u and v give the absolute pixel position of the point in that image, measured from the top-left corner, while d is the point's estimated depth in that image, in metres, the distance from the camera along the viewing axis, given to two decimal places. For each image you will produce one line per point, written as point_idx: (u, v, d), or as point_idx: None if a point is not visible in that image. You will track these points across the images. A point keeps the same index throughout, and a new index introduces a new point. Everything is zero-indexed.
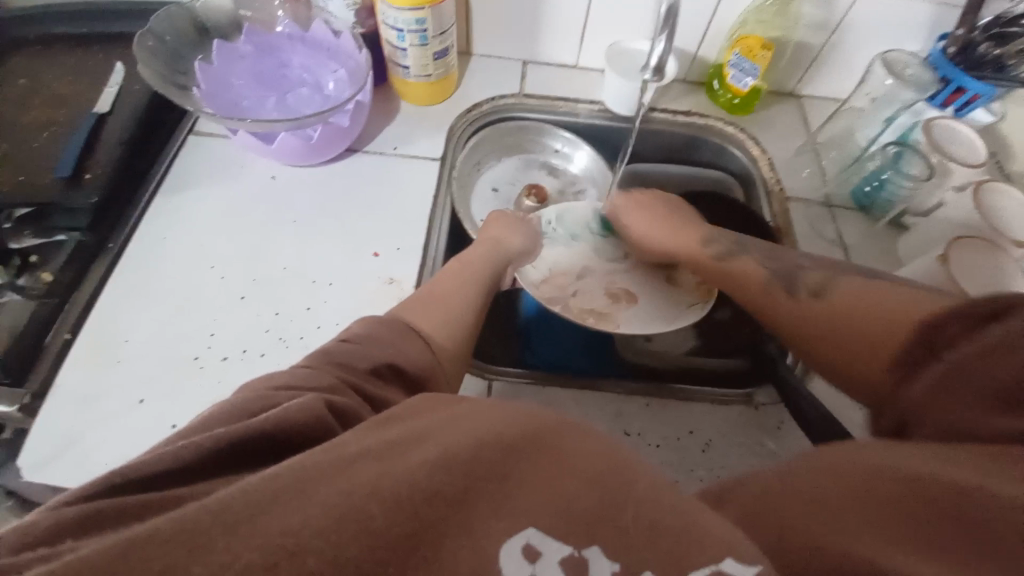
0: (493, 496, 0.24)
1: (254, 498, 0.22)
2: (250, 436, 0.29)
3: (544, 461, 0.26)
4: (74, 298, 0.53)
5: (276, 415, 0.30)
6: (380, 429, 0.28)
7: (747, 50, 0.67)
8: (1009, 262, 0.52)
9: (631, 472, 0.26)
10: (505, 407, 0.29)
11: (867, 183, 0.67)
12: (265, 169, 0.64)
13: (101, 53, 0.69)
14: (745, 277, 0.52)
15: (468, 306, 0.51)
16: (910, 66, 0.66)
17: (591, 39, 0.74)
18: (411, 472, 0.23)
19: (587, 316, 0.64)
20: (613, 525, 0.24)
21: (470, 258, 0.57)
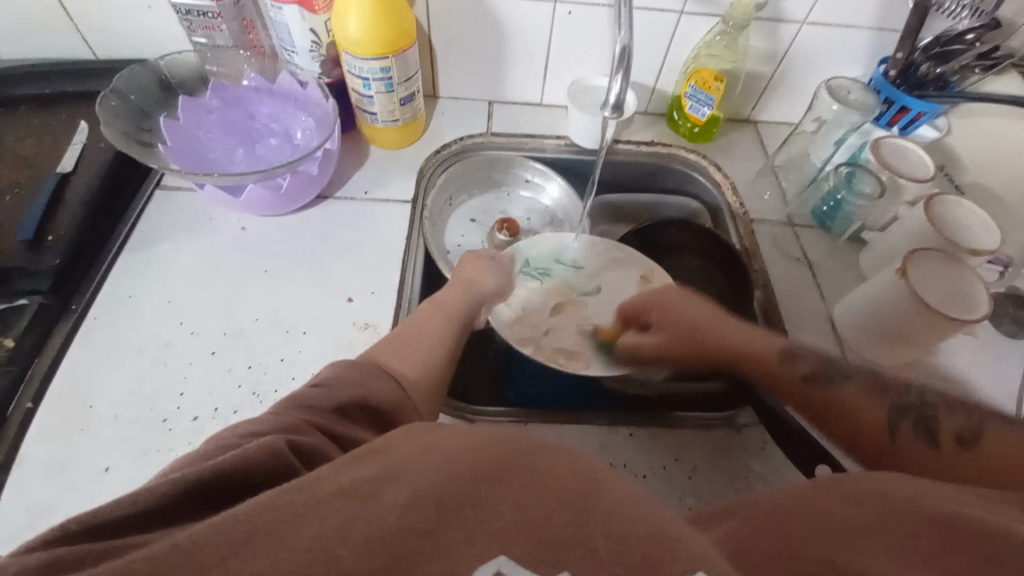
0: (464, 522, 0.23)
1: (227, 535, 0.22)
2: (210, 481, 0.28)
3: (514, 484, 0.25)
4: (36, 365, 0.51)
5: (234, 455, 0.29)
6: (357, 464, 0.27)
7: (702, 82, 0.70)
8: (963, 273, 0.54)
9: (607, 491, 0.25)
10: (479, 436, 0.28)
11: (824, 203, 0.69)
12: (235, 220, 0.64)
13: (65, 113, 0.69)
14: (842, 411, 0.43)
15: (443, 344, 0.51)
16: (853, 91, 0.69)
17: (554, 78, 0.76)
18: (383, 514, 0.23)
19: (558, 357, 0.63)
20: (584, 547, 0.23)
21: (443, 298, 0.57)
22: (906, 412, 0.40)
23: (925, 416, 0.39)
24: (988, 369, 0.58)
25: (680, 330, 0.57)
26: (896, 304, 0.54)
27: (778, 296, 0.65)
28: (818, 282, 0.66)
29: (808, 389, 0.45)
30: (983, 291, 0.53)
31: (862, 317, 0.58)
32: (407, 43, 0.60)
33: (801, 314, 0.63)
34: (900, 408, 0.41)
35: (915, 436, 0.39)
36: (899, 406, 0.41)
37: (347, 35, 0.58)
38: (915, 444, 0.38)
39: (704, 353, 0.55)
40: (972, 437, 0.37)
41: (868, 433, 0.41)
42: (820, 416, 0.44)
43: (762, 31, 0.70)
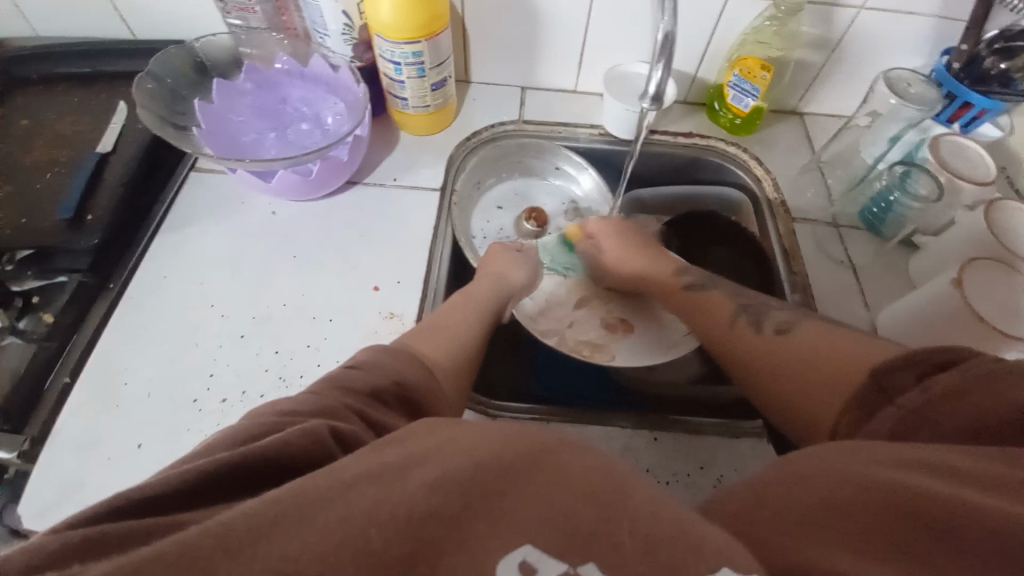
0: (490, 512, 0.22)
1: (254, 519, 0.21)
2: (253, 459, 0.28)
3: (541, 475, 0.24)
4: (75, 341, 0.53)
5: (276, 441, 0.29)
6: (377, 451, 0.27)
7: (747, 71, 0.67)
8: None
9: (633, 488, 0.24)
10: (506, 425, 0.27)
11: (873, 204, 0.65)
12: (266, 204, 0.64)
13: (105, 93, 0.70)
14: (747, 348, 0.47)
15: (469, 335, 0.50)
16: (913, 83, 0.64)
17: (589, 64, 0.73)
18: (410, 496, 0.22)
19: (583, 348, 0.64)
20: (608, 544, 0.22)
21: (473, 291, 0.56)
22: (753, 311, 0.49)
23: (764, 313, 0.48)
24: None
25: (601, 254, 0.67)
26: (944, 309, 0.51)
27: (816, 299, 0.62)
28: (862, 287, 0.63)
29: (688, 295, 0.56)
30: None
31: (908, 323, 0.55)
32: (440, 27, 0.59)
33: (841, 321, 0.60)
34: (747, 306, 0.50)
35: (750, 326, 0.48)
36: (785, 329, 0.46)
37: (379, 18, 0.56)
38: (747, 331, 0.48)
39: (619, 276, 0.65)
40: (788, 328, 0.45)
41: (763, 354, 0.45)
42: (688, 312, 0.55)
43: (815, 17, 0.66)
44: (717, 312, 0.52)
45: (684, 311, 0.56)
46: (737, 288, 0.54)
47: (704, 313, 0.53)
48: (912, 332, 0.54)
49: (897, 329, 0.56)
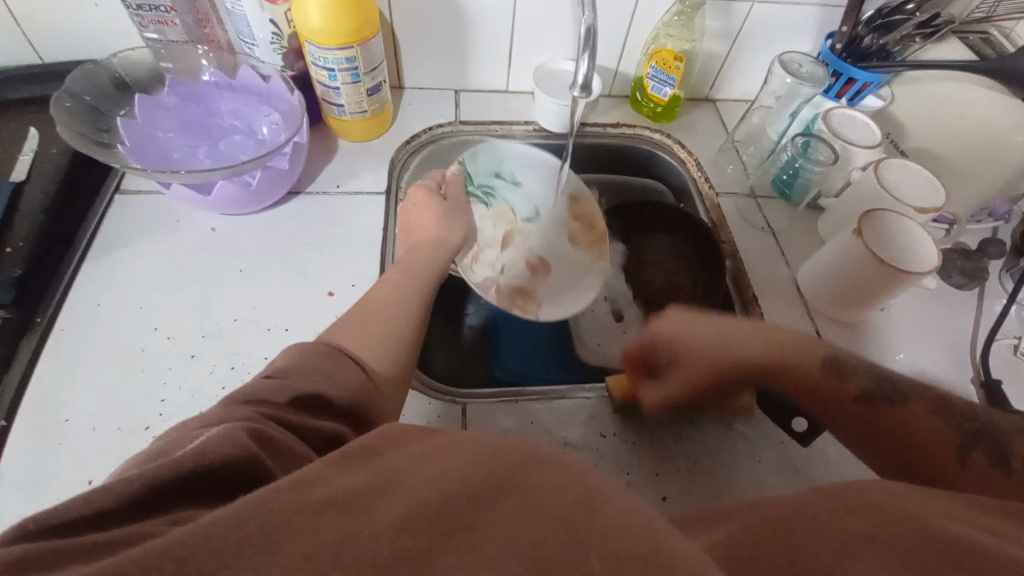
0: (458, 547, 0.22)
1: (217, 540, 0.20)
2: (190, 469, 0.27)
3: (509, 504, 0.24)
4: (5, 382, 0.49)
5: (194, 449, 0.27)
6: (346, 469, 0.26)
7: (663, 62, 0.73)
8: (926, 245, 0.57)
9: (603, 506, 0.25)
10: (472, 454, 0.28)
11: (783, 173, 0.72)
12: (205, 220, 0.62)
13: (13, 120, 0.66)
14: (910, 420, 0.39)
15: (404, 309, 0.51)
16: (804, 65, 0.72)
17: (519, 64, 0.77)
18: (376, 535, 0.22)
19: (515, 297, 0.68)
20: (578, 569, 0.21)
21: (411, 263, 0.56)
22: (978, 437, 0.37)
23: (996, 441, 0.37)
24: (938, 318, 0.65)
25: (705, 366, 0.49)
26: (856, 263, 0.58)
27: (746, 264, 0.68)
28: (782, 249, 0.69)
29: (868, 410, 0.41)
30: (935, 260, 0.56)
31: (824, 281, 0.62)
32: (372, 32, 0.60)
33: (769, 282, 0.66)
34: (965, 427, 0.38)
35: (986, 463, 0.36)
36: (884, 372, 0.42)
37: (310, 24, 0.57)
38: (988, 472, 0.36)
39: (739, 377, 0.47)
40: None
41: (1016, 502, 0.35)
42: (887, 434, 0.40)
43: (716, 10, 0.72)
44: (935, 446, 0.38)
45: (879, 437, 0.41)
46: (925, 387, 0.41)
47: (908, 439, 0.39)
48: (828, 288, 0.61)
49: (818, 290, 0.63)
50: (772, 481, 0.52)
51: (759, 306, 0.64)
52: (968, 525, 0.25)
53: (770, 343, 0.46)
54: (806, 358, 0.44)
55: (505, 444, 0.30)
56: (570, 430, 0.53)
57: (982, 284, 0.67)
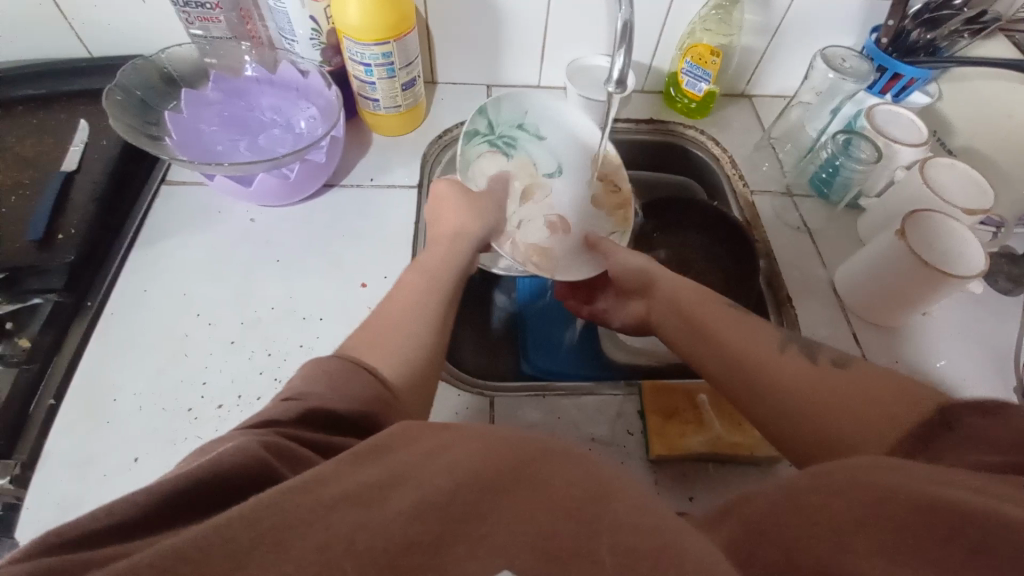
0: (468, 537, 0.22)
1: (232, 541, 0.20)
2: (205, 475, 0.26)
3: (522, 493, 0.24)
4: (56, 363, 0.52)
5: (208, 460, 0.26)
6: (360, 461, 0.25)
7: (699, 57, 0.71)
8: (969, 243, 0.55)
9: (615, 498, 0.25)
10: (492, 442, 0.27)
11: (822, 170, 0.70)
12: (244, 211, 0.64)
13: (66, 113, 0.69)
14: (754, 335, 0.47)
15: (416, 321, 0.47)
16: (848, 59, 0.69)
17: (552, 59, 0.77)
18: (388, 526, 0.22)
19: (534, 256, 0.65)
20: (589, 560, 0.22)
21: (426, 262, 0.54)
22: (808, 348, 0.45)
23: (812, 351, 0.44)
24: (980, 320, 0.63)
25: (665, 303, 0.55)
26: (895, 263, 0.56)
27: (781, 264, 0.66)
28: (819, 249, 0.68)
29: (734, 322, 0.48)
30: (979, 266, 0.54)
31: (862, 284, 0.60)
32: (408, 28, 0.61)
33: (804, 282, 0.65)
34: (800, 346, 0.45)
35: (801, 360, 0.43)
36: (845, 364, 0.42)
37: (348, 21, 0.58)
38: (804, 367, 0.43)
39: (681, 313, 0.53)
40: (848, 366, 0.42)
41: (825, 397, 0.39)
42: (737, 342, 0.46)
43: (754, 4, 0.71)
44: (767, 350, 0.45)
45: (734, 348, 0.46)
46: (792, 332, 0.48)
47: (752, 346, 0.45)
48: (867, 290, 0.60)
49: (856, 292, 0.61)
50: None
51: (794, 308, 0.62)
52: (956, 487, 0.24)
53: (693, 288, 0.54)
54: (697, 298, 0.52)
55: (526, 432, 0.29)
56: (598, 426, 0.53)
57: None
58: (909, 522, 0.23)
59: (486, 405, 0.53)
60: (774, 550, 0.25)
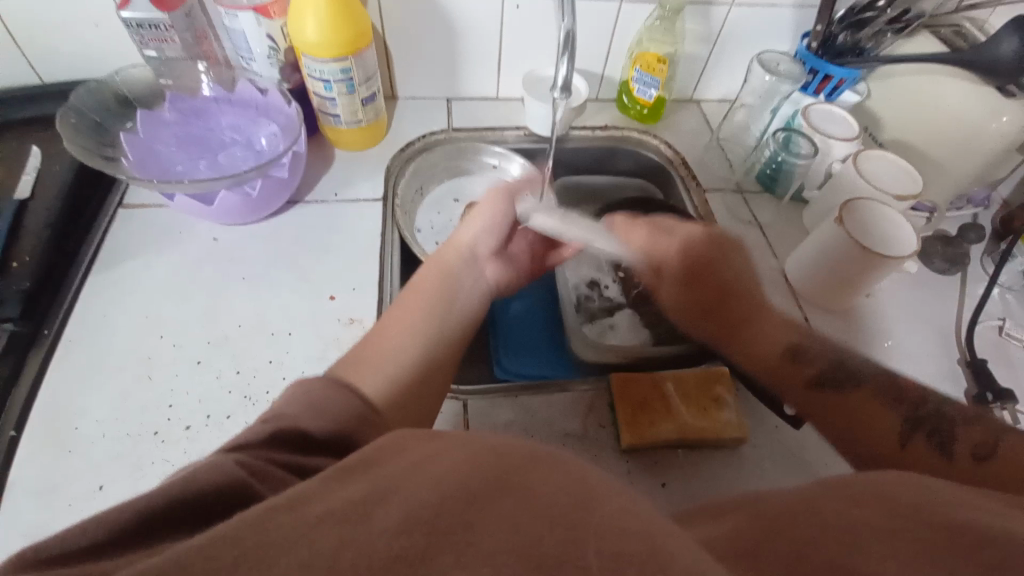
0: (454, 547, 0.22)
1: (214, 560, 0.21)
2: (184, 494, 0.27)
3: (508, 502, 0.24)
4: (14, 393, 0.50)
5: (180, 481, 0.28)
6: (344, 482, 0.26)
7: (647, 65, 0.75)
8: (905, 234, 0.59)
9: (603, 501, 0.25)
10: (475, 453, 0.27)
11: (767, 167, 0.75)
12: (207, 230, 0.64)
13: (15, 140, 0.67)
14: (858, 404, 0.47)
15: (403, 345, 0.48)
16: (781, 64, 0.77)
17: (509, 71, 0.79)
18: (372, 540, 0.21)
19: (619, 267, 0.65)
20: (576, 565, 0.21)
21: (421, 284, 0.54)
22: (921, 425, 0.44)
23: (939, 429, 0.43)
24: (921, 299, 0.67)
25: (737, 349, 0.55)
26: (839, 249, 0.60)
27: None
28: (769, 240, 0.72)
29: (819, 391, 0.49)
30: (912, 250, 0.58)
31: (810, 271, 0.64)
32: (365, 43, 0.62)
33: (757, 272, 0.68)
34: (912, 417, 0.45)
35: (927, 446, 0.43)
36: (984, 456, 0.41)
37: (305, 38, 0.59)
38: (928, 454, 0.43)
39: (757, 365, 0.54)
40: (987, 452, 0.41)
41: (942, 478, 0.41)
42: (836, 412, 0.48)
43: (696, 14, 0.75)
44: (881, 424, 0.46)
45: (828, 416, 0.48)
46: (886, 378, 0.48)
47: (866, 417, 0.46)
48: (816, 277, 0.63)
49: (806, 278, 0.65)
50: (768, 463, 0.53)
51: None
52: (968, 505, 0.26)
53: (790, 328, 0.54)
54: (772, 336, 0.53)
55: (513, 442, 0.29)
56: (570, 421, 0.54)
57: (963, 268, 0.70)
58: (931, 532, 0.24)
59: (460, 407, 0.54)
60: (788, 540, 0.25)
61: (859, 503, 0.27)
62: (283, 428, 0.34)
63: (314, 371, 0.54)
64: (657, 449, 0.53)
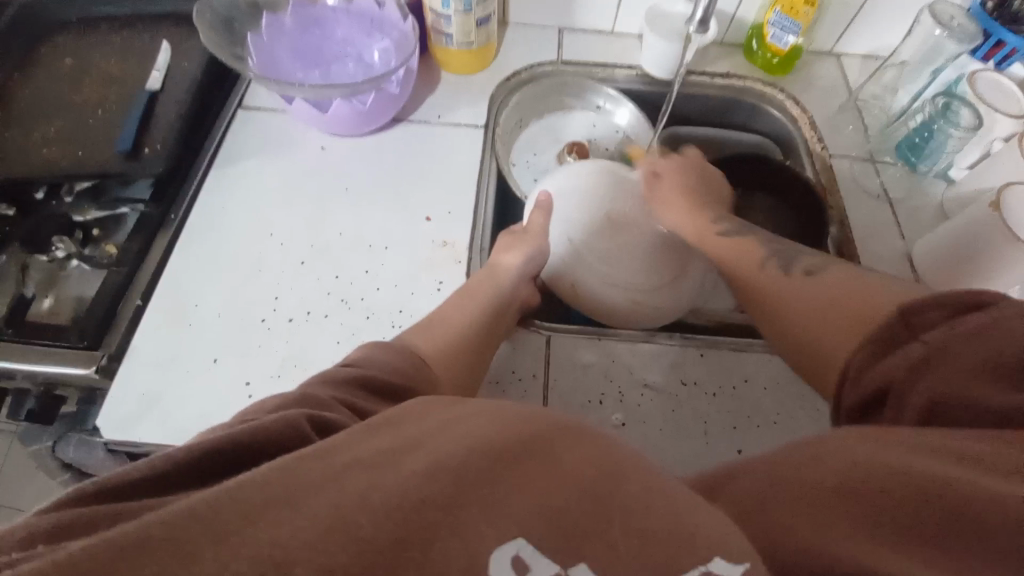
0: (482, 500, 0.22)
1: (245, 501, 0.21)
2: (253, 442, 0.29)
3: (537, 467, 0.24)
4: (143, 267, 0.55)
5: (253, 426, 0.30)
6: (370, 434, 0.27)
7: (790, 7, 0.67)
8: None
9: (628, 478, 0.25)
10: (504, 413, 0.28)
11: (914, 135, 0.66)
12: (315, 140, 0.65)
13: (148, 34, 0.71)
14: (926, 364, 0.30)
15: (470, 322, 0.51)
16: (957, 17, 0.65)
17: (629, 4, 0.73)
18: (401, 483, 0.22)
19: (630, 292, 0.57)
20: (602, 541, 0.22)
21: (474, 287, 0.54)
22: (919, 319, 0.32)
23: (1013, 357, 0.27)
24: None
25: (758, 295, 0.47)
26: (982, 233, 0.53)
27: (855, 232, 0.63)
28: (898, 219, 0.64)
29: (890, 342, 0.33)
30: None
31: (947, 258, 0.57)
32: None
33: (878, 253, 0.62)
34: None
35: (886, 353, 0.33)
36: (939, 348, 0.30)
37: None
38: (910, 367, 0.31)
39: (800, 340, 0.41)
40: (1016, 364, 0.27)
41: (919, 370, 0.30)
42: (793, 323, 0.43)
43: None
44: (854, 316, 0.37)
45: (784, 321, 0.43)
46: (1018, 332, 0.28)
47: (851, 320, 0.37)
48: (949, 265, 0.56)
49: (939, 264, 0.57)
50: None
51: None
52: None
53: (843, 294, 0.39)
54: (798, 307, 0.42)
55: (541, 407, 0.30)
56: (652, 372, 0.53)
57: None
58: None
59: (542, 342, 0.54)
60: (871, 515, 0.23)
61: (949, 457, 0.24)
62: (358, 378, 0.39)
63: (407, 288, 0.56)
64: (740, 428, 0.51)
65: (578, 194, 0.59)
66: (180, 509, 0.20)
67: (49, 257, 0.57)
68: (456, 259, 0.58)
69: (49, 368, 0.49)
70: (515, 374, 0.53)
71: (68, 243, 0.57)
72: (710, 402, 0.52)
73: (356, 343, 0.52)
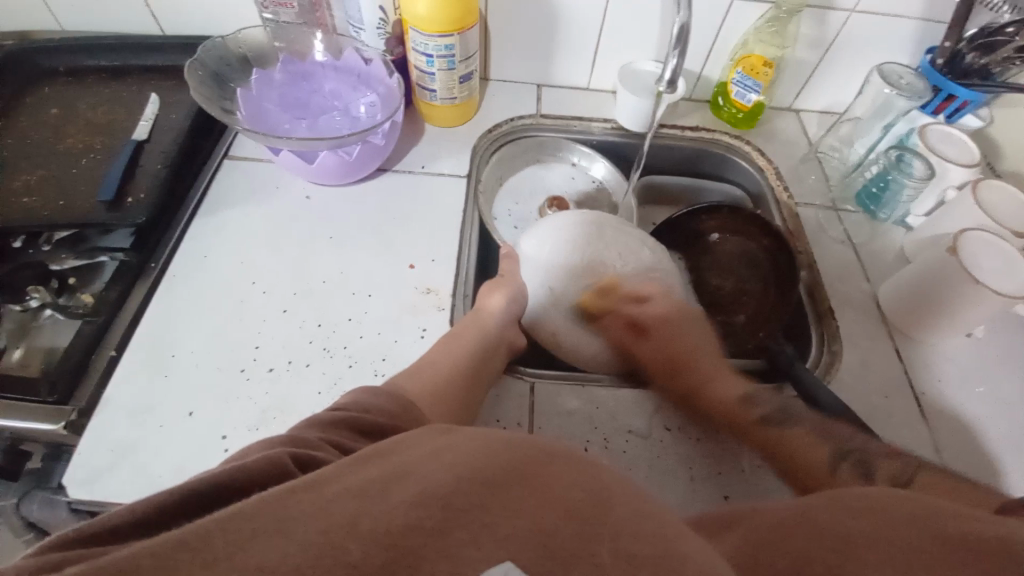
0: (472, 525, 0.22)
1: (233, 531, 0.21)
2: (234, 481, 0.28)
3: (524, 492, 0.24)
4: (120, 317, 0.54)
5: (235, 464, 0.29)
6: (359, 466, 0.26)
7: (750, 68, 0.72)
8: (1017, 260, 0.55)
9: (616, 503, 0.24)
10: (491, 442, 0.28)
11: (872, 185, 0.70)
12: (301, 188, 0.66)
13: (136, 86, 0.72)
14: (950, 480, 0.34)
15: (454, 369, 0.51)
16: (904, 76, 0.71)
17: (604, 63, 0.78)
18: (391, 510, 0.22)
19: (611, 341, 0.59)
20: (590, 562, 0.22)
21: (462, 331, 0.54)
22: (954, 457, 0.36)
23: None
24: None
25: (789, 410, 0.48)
26: (940, 276, 0.56)
27: (824, 276, 0.66)
28: (863, 262, 0.67)
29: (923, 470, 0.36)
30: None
31: (908, 298, 0.59)
32: (470, 23, 0.63)
33: (847, 295, 0.64)
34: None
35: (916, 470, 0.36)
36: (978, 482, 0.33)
37: (414, 11, 0.61)
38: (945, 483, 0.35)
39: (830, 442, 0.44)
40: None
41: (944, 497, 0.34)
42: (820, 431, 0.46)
43: (812, 18, 0.72)
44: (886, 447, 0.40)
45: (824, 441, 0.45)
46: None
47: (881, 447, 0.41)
48: (912, 306, 0.59)
49: (902, 304, 0.60)
50: None
51: (836, 320, 0.62)
52: None
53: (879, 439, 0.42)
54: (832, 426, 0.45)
55: (529, 437, 0.30)
56: (635, 419, 0.53)
57: None
58: None
59: (526, 389, 0.54)
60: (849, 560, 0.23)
61: (929, 509, 0.25)
62: (345, 420, 0.38)
63: (390, 335, 0.56)
64: (724, 472, 0.51)
65: (556, 246, 0.61)
66: (170, 539, 0.20)
67: (21, 306, 0.55)
68: (439, 306, 0.59)
69: (12, 423, 0.47)
70: (499, 422, 0.52)
71: (43, 292, 0.56)
72: (695, 445, 0.52)
73: (338, 393, 0.52)
